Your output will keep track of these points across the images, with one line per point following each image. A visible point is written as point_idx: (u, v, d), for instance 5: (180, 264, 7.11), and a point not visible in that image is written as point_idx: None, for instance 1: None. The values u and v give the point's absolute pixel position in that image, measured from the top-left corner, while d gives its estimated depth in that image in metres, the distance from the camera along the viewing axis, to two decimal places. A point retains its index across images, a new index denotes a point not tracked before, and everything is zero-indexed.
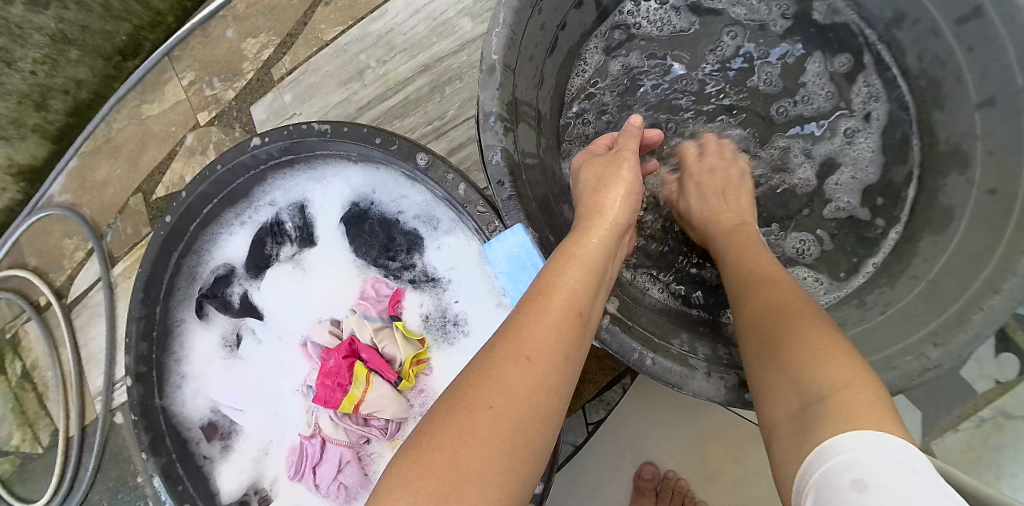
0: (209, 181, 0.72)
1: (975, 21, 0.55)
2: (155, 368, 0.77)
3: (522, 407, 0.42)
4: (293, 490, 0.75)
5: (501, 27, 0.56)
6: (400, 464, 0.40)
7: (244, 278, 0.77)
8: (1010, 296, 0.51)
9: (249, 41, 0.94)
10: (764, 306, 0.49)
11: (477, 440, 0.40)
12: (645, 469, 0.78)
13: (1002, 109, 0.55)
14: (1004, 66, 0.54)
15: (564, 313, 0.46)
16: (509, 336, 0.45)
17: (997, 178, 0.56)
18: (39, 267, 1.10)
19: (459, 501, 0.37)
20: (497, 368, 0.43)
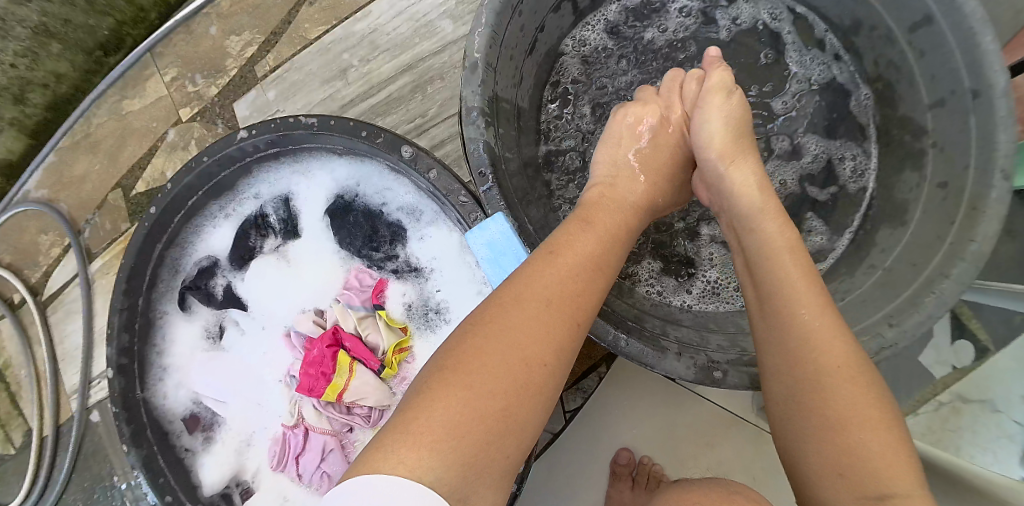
0: (194, 173, 0.72)
1: (925, 28, 0.59)
2: (137, 361, 0.77)
3: (555, 365, 0.47)
4: (275, 480, 0.76)
5: (483, 27, 0.58)
6: (440, 401, 0.42)
7: (228, 270, 0.78)
8: (958, 281, 0.55)
9: (232, 39, 0.95)
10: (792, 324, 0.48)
11: (521, 394, 0.44)
12: (622, 455, 0.80)
13: (949, 109, 0.59)
14: (951, 70, 0.58)
15: (595, 283, 0.51)
16: (541, 291, 0.48)
17: (946, 173, 0.60)
18: (14, 264, 1.09)
19: (492, 448, 0.42)
20: (537, 322, 0.47)
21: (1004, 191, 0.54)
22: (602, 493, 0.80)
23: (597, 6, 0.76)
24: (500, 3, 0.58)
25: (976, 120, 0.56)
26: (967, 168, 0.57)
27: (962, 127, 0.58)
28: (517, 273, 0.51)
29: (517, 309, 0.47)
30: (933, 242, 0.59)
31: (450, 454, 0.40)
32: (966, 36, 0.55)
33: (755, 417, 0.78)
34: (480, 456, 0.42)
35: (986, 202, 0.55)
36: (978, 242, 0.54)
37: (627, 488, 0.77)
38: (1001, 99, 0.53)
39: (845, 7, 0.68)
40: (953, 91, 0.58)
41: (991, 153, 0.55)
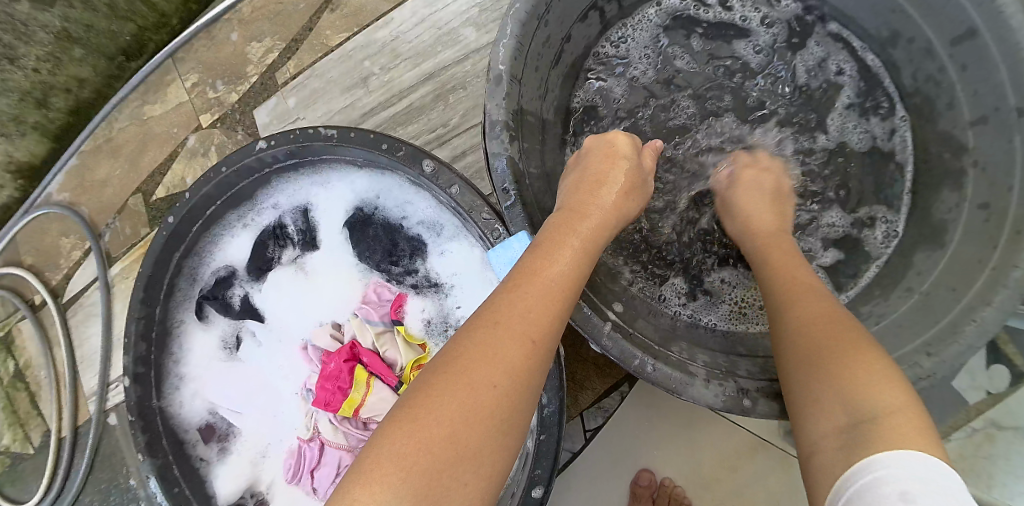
0: (213, 183, 0.72)
1: (969, 42, 0.56)
2: (154, 369, 0.77)
3: (517, 388, 0.43)
4: (290, 493, 0.75)
5: (509, 39, 0.56)
6: (391, 437, 0.40)
7: (245, 281, 0.77)
8: (1000, 309, 0.52)
9: (253, 45, 0.95)
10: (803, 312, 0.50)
11: (474, 422, 0.41)
12: (642, 475, 0.79)
13: (993, 127, 0.56)
14: (995, 86, 0.55)
15: (557, 296, 0.48)
16: (495, 315, 0.46)
17: (988, 193, 0.57)
18: (35, 266, 1.09)
19: (451, 479, 0.38)
20: (490, 345, 0.44)
21: None
22: None
23: (625, 16, 0.74)
24: (527, 13, 0.57)
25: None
26: (1011, 189, 0.55)
27: (1006, 146, 0.55)
28: (482, 302, 0.48)
29: (474, 337, 0.44)
30: (973, 267, 0.56)
31: (403, 486, 0.37)
32: (1012, 52, 0.52)
33: (780, 441, 0.75)
34: (436, 489, 0.38)
35: None
36: (1022, 268, 0.51)
37: None
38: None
39: (883, 18, 0.66)
40: (995, 108, 0.56)
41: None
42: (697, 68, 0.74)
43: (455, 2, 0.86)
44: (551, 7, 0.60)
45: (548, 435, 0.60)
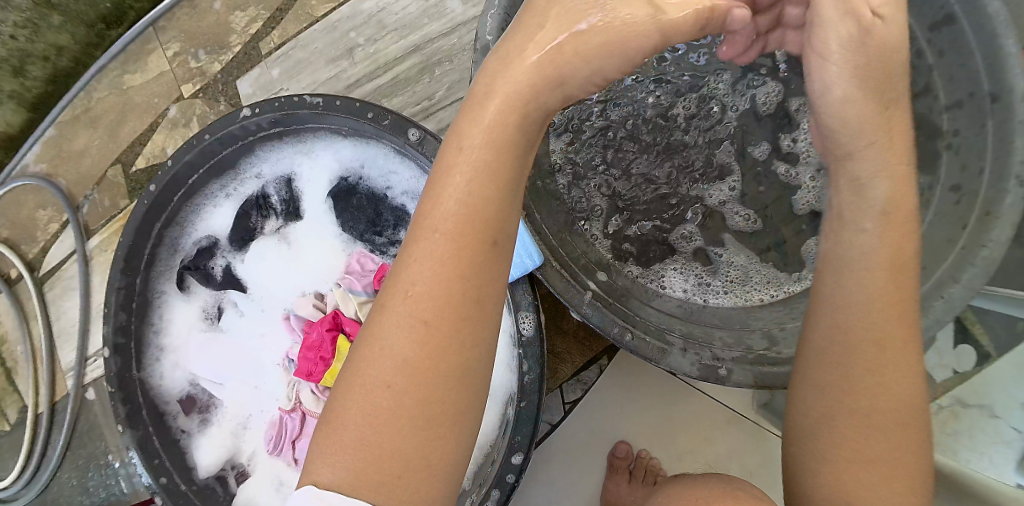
0: (196, 149, 0.71)
1: (946, 27, 0.53)
2: (134, 340, 0.77)
3: (442, 339, 0.37)
4: (272, 463, 0.76)
5: (497, 9, 0.56)
6: (344, 404, 0.37)
7: (227, 251, 0.76)
8: (967, 285, 0.51)
9: (236, 14, 0.93)
10: (862, 303, 0.41)
11: (411, 391, 0.36)
12: (620, 448, 0.78)
13: (966, 112, 0.54)
14: (969, 71, 0.52)
15: (462, 211, 0.38)
16: (414, 258, 0.38)
17: (960, 175, 0.55)
18: (12, 238, 1.09)
19: (401, 456, 0.36)
20: (407, 300, 0.37)
21: (1020, 198, 0.49)
22: (598, 483, 0.79)
23: None
24: None
25: (994, 125, 0.51)
26: (982, 171, 0.52)
27: (979, 129, 0.53)
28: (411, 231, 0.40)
29: (400, 287, 0.38)
30: (941, 248, 0.54)
31: (345, 465, 0.36)
32: (989, 39, 0.50)
33: (756, 413, 0.77)
34: (392, 465, 0.36)
35: (1000, 208, 0.50)
36: (991, 246, 0.50)
37: (625, 482, 0.75)
38: (1021, 103, 0.48)
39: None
40: (971, 93, 0.53)
41: (1008, 156, 0.50)
42: None
43: None
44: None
45: (528, 402, 0.57)
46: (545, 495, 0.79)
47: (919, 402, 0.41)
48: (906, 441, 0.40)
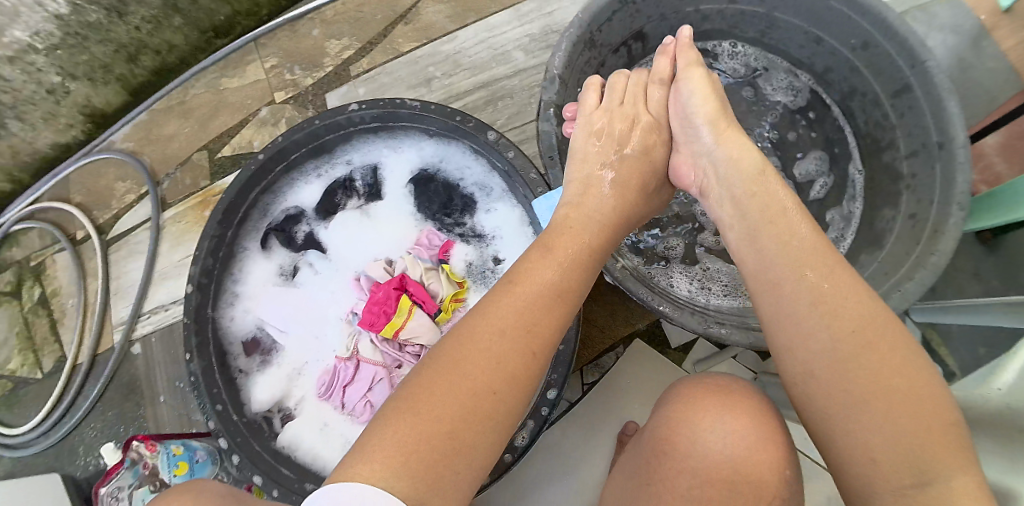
0: (306, 131, 0.87)
1: (905, 94, 0.75)
2: (214, 283, 0.89)
3: (502, 384, 0.49)
4: (319, 407, 0.87)
5: (562, 52, 0.76)
6: (382, 432, 0.46)
7: (312, 220, 0.91)
8: (919, 282, 0.68)
9: (332, 42, 1.12)
10: (832, 304, 0.49)
11: (464, 417, 0.47)
12: (628, 427, 0.86)
13: (921, 158, 0.75)
14: (922, 126, 0.74)
15: (536, 298, 0.55)
16: (489, 320, 0.52)
17: (916, 206, 0.75)
18: (86, 203, 1.23)
19: (444, 466, 0.45)
20: (479, 349, 0.50)
21: (959, 219, 0.67)
22: (606, 461, 0.88)
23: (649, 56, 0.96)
24: (577, 36, 0.78)
25: (941, 167, 0.71)
26: (931, 201, 0.72)
27: (930, 170, 0.73)
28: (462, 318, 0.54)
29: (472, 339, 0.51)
30: (902, 258, 0.73)
31: (396, 468, 0.44)
32: (935, 104, 0.71)
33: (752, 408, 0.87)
34: (433, 474, 0.44)
35: (944, 226, 0.68)
36: (937, 254, 0.68)
37: None
38: (960, 150, 0.68)
39: (843, 76, 0.85)
40: (924, 144, 0.74)
41: (951, 189, 0.69)
42: None
43: (513, 31, 1.04)
44: (591, 37, 0.82)
45: (566, 346, 0.72)
46: (558, 464, 0.89)
47: (921, 378, 0.46)
48: (929, 413, 0.44)
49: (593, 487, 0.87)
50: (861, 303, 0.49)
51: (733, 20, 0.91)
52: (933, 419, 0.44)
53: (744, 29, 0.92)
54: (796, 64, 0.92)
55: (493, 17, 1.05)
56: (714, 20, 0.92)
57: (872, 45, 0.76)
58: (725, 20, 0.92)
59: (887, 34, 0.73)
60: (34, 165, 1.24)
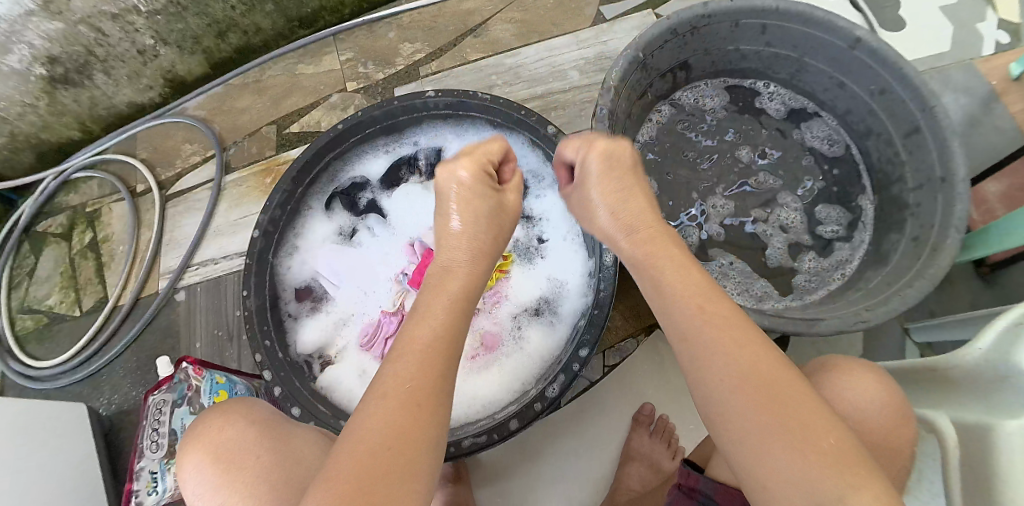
0: (383, 109, 0.97)
1: (914, 135, 0.92)
2: (277, 234, 0.97)
3: (420, 424, 0.53)
4: (359, 356, 0.95)
5: (618, 68, 0.91)
6: (320, 495, 0.49)
7: (376, 189, 1.02)
8: (918, 289, 0.81)
9: (405, 44, 1.26)
10: (728, 351, 0.57)
11: (394, 456, 0.51)
12: (646, 407, 1.00)
13: (925, 191, 0.91)
14: (927, 163, 0.90)
15: (431, 342, 0.58)
16: (393, 371, 0.56)
17: (919, 231, 0.90)
18: (152, 160, 1.31)
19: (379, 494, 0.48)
20: (393, 396, 0.54)
21: (956, 239, 0.82)
22: (623, 432, 1.01)
23: (693, 83, 1.11)
24: (632, 58, 0.93)
25: (942, 197, 0.87)
26: (934, 225, 0.87)
27: (931, 200, 0.89)
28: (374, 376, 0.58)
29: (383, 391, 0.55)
30: (905, 271, 0.87)
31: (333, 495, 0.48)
32: (941, 145, 0.87)
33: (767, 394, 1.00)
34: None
35: (942, 246, 0.83)
36: (937, 267, 0.81)
37: (646, 433, 0.98)
38: (961, 183, 0.84)
39: (862, 117, 1.03)
40: (928, 180, 0.90)
41: (951, 212, 0.84)
42: (738, 132, 1.12)
43: (571, 53, 1.20)
44: (643, 60, 0.97)
45: (600, 310, 0.84)
46: (578, 433, 1.02)
47: (815, 404, 0.54)
48: (831, 436, 0.52)
49: (608, 462, 1.00)
50: (758, 345, 0.58)
51: (767, 62, 1.07)
52: (834, 439, 0.52)
53: (775, 71, 1.09)
54: (831, 109, 1.08)
55: (554, 39, 1.22)
56: (750, 60, 1.08)
57: (888, 93, 0.94)
58: (761, 61, 1.08)
59: (903, 82, 0.91)
60: (105, 120, 1.32)
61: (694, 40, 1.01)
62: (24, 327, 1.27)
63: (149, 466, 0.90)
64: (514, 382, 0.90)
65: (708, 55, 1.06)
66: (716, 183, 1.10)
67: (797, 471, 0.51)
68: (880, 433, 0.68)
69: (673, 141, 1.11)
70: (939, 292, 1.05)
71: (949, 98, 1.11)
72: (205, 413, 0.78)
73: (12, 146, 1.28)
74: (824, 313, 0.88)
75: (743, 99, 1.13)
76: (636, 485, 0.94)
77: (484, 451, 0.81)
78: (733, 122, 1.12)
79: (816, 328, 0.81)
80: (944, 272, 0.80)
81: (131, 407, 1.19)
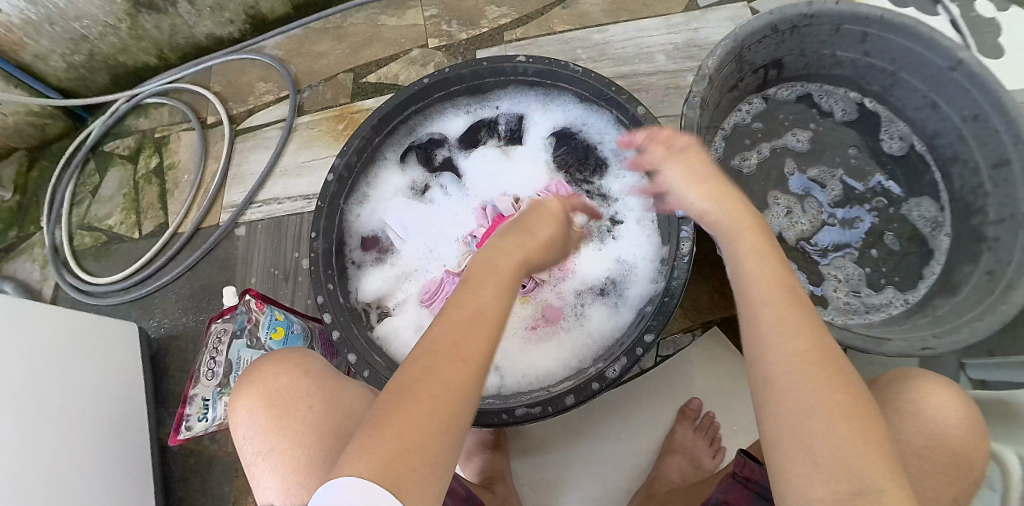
0: (471, 69, 0.95)
1: (1004, 167, 0.86)
2: (350, 180, 0.95)
3: (443, 395, 0.52)
4: (417, 313, 0.94)
5: (715, 57, 0.87)
6: (361, 445, 0.50)
7: (454, 148, 1.02)
8: (988, 323, 0.77)
9: (491, 7, 1.24)
10: (793, 335, 0.54)
11: (421, 428, 0.50)
12: (693, 402, 0.98)
13: (1008, 226, 0.86)
14: (1013, 197, 0.85)
15: (474, 318, 0.56)
16: (430, 342, 0.55)
17: (996, 266, 0.85)
18: (225, 94, 1.32)
19: (409, 468, 0.48)
20: (423, 370, 0.53)
21: None
22: (667, 424, 0.99)
23: (780, 82, 1.06)
24: (730, 49, 0.88)
25: None
26: (1011, 262, 0.83)
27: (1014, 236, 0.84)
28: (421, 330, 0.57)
29: (415, 363, 0.54)
30: (975, 304, 0.82)
31: (368, 469, 0.48)
32: None
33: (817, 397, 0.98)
34: (402, 472, 0.48)
35: (1019, 284, 0.79)
36: (1007, 305, 0.77)
37: (690, 428, 0.96)
38: None
39: (950, 142, 0.95)
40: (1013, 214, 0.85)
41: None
42: (823, 136, 1.06)
43: (659, 37, 1.17)
44: (741, 52, 0.92)
45: (670, 298, 0.81)
46: (619, 417, 1.00)
47: (857, 401, 0.51)
48: (869, 437, 0.49)
49: (644, 452, 0.99)
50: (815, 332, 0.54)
51: (860, 72, 1.01)
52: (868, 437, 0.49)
53: (867, 82, 1.02)
54: (916, 126, 1.00)
55: (645, 20, 1.18)
56: (844, 67, 1.01)
57: (981, 119, 0.87)
58: (855, 70, 1.01)
59: (1000, 111, 0.84)
60: (182, 49, 1.32)
61: (791, 39, 0.95)
62: (82, 243, 1.29)
63: (203, 394, 0.91)
64: (571, 360, 0.88)
65: (804, 57, 1.00)
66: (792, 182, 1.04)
67: (830, 465, 0.48)
68: (945, 462, 0.65)
69: (752, 135, 1.06)
70: (1001, 332, 0.99)
71: None
72: (261, 357, 0.71)
73: (89, 65, 1.29)
74: (889, 333, 0.83)
75: (832, 104, 1.07)
76: (675, 478, 0.92)
77: (535, 422, 0.79)
78: (817, 127, 1.07)
79: (881, 350, 0.76)
80: (1018, 312, 0.76)
81: (179, 333, 1.20)
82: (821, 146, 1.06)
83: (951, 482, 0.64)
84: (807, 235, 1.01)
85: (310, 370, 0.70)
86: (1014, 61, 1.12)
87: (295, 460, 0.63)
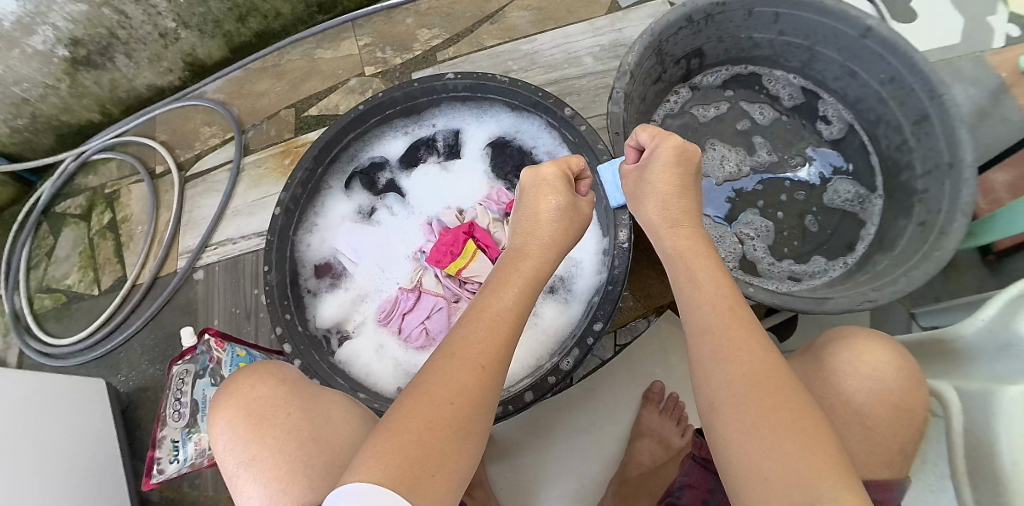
0: (405, 91, 0.98)
1: (924, 122, 0.91)
2: (296, 212, 0.97)
3: (472, 397, 0.56)
4: (376, 332, 0.97)
5: (635, 51, 0.91)
6: (376, 449, 0.52)
7: (395, 169, 1.05)
8: (924, 271, 0.81)
9: (423, 30, 1.28)
10: (725, 352, 0.59)
11: (442, 430, 0.54)
12: (655, 385, 1.02)
13: (934, 177, 0.90)
14: (935, 149, 0.90)
15: (493, 320, 0.62)
16: (459, 347, 0.59)
17: (926, 216, 0.90)
18: (171, 142, 1.33)
19: (421, 470, 0.51)
20: (450, 376, 0.57)
21: (963, 222, 0.82)
22: (634, 410, 1.02)
23: (705, 69, 1.12)
24: (647, 46, 0.92)
25: (950, 183, 0.86)
26: (940, 210, 0.87)
27: (939, 186, 0.89)
28: (445, 337, 0.62)
29: (434, 368, 0.58)
30: (911, 255, 0.87)
31: (382, 473, 0.50)
32: (950, 131, 0.86)
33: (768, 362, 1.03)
34: (415, 475, 0.51)
35: (949, 229, 0.83)
36: (941, 251, 0.81)
37: (656, 410, 0.99)
38: (967, 169, 0.84)
39: (873, 106, 1.01)
40: (937, 166, 0.90)
41: (957, 200, 0.84)
42: (751, 115, 1.12)
43: (585, 41, 1.22)
44: (660, 46, 0.96)
45: (614, 287, 0.84)
46: (588, 408, 1.03)
47: (797, 402, 0.55)
48: (812, 436, 0.53)
49: (615, 440, 1.01)
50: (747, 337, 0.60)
51: (778, 51, 1.06)
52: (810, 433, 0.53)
53: (786, 59, 1.07)
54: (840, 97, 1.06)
55: (570, 27, 1.23)
56: (762, 48, 1.07)
57: (897, 80, 0.93)
58: (772, 49, 1.06)
59: (912, 70, 0.90)
60: (125, 102, 1.33)
61: (706, 27, 1.00)
62: (42, 306, 1.28)
63: (170, 436, 0.92)
64: (529, 359, 0.91)
65: (723, 43, 1.06)
66: (725, 155, 1.09)
67: (774, 466, 0.52)
68: (891, 411, 0.69)
69: (685, 121, 1.12)
70: (941, 280, 1.04)
71: (955, 89, 1.12)
72: (238, 370, 0.72)
73: (33, 128, 1.30)
74: (831, 294, 0.87)
75: (758, 85, 1.13)
76: (647, 460, 0.95)
77: (499, 422, 0.81)
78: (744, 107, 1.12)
79: (821, 308, 0.80)
80: (951, 256, 0.80)
81: (147, 384, 1.20)
82: (750, 125, 1.11)
83: (900, 432, 0.68)
84: (735, 177, 1.08)
85: (286, 378, 0.71)
86: (918, 28, 1.18)
87: (279, 470, 0.64)
